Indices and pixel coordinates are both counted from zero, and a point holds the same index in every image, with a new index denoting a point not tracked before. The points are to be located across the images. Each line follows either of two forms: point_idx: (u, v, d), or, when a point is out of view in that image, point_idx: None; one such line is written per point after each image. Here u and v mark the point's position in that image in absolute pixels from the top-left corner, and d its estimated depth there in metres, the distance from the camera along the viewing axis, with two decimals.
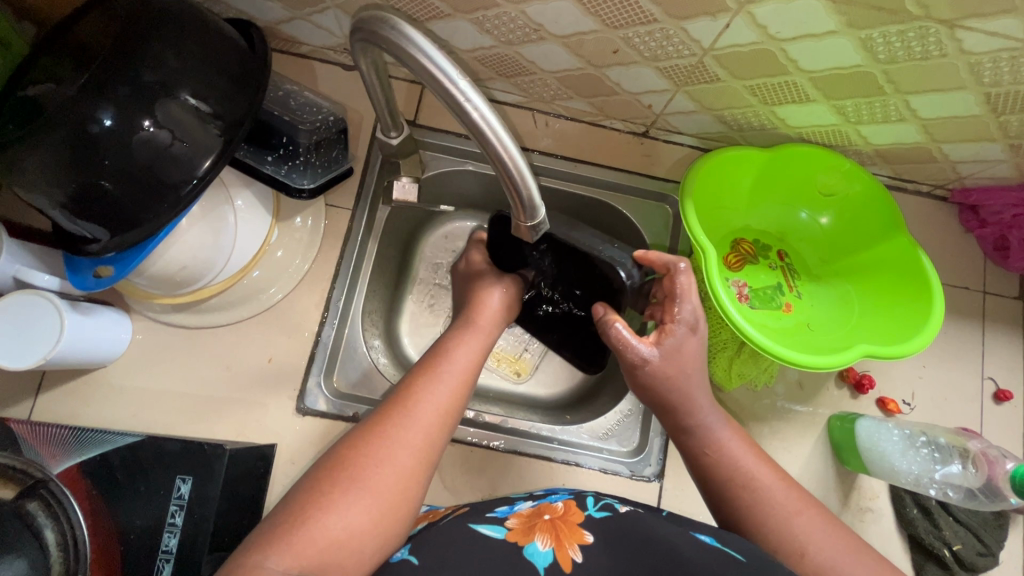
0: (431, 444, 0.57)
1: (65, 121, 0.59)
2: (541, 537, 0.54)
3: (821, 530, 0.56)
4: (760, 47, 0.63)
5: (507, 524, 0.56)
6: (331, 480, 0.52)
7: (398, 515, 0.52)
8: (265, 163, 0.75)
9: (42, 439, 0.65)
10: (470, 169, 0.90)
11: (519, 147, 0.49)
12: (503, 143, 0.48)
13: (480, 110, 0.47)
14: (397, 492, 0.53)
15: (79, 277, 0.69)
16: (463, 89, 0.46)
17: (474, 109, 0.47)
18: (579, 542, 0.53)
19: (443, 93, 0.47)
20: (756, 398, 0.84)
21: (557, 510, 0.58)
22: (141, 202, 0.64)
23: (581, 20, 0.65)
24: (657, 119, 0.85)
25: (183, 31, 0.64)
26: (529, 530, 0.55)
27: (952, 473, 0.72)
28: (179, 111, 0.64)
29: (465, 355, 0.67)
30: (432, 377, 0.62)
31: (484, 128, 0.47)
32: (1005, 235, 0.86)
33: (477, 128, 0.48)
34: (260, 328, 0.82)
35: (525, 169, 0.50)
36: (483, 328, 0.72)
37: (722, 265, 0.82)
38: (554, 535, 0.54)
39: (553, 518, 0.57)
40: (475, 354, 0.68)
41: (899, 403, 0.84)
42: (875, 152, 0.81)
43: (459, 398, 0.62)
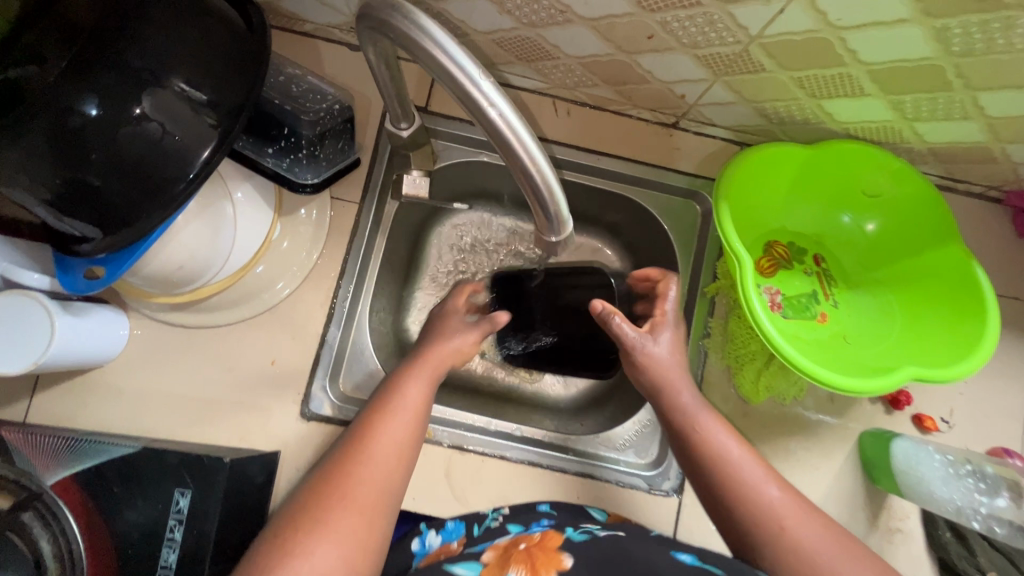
0: (390, 479, 0.55)
1: (47, 112, 0.54)
2: (516, 569, 0.50)
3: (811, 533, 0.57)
4: (817, 35, 0.56)
5: (483, 560, 0.53)
6: (288, 534, 0.48)
7: (365, 559, 0.50)
8: (266, 155, 0.70)
9: (37, 449, 0.62)
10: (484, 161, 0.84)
11: (549, 160, 0.43)
12: (531, 157, 0.42)
13: (505, 116, 0.41)
14: (359, 536, 0.50)
15: (70, 278, 0.64)
16: (486, 92, 0.40)
17: (498, 114, 0.40)
18: (556, 564, 0.51)
19: (462, 95, 0.41)
20: (784, 412, 0.80)
21: (534, 538, 0.57)
22: (132, 198, 0.59)
23: (614, 1, 0.58)
24: (689, 110, 0.78)
25: (172, 12, 0.59)
26: (504, 563, 0.51)
27: (999, 506, 0.68)
28: (172, 101, 0.58)
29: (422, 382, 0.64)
30: (386, 410, 0.60)
31: (509, 136, 0.41)
32: None
33: (500, 137, 0.41)
34: (263, 329, 0.78)
35: (555, 184, 0.44)
36: (441, 352, 0.69)
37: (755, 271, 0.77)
38: (529, 565, 0.51)
39: (528, 548, 0.54)
40: (432, 380, 0.65)
41: (937, 421, 0.79)
42: (929, 151, 0.74)
43: (418, 428, 0.60)
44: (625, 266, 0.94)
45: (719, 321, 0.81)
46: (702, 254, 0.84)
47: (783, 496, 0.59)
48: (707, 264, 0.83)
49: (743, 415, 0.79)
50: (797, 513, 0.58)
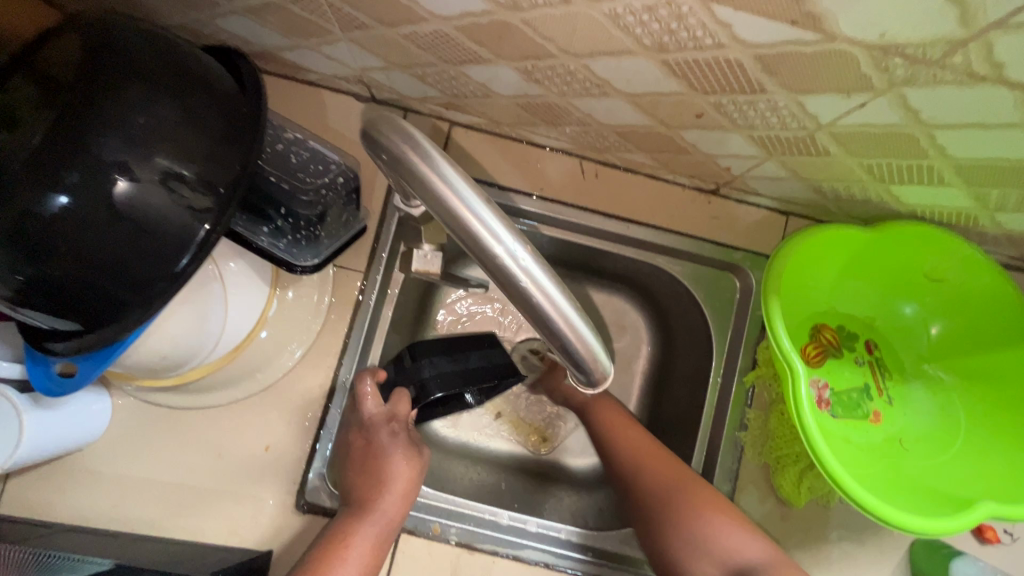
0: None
1: (8, 202, 0.47)
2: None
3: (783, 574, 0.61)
4: (900, 129, 0.48)
5: None
6: None
7: None
8: (260, 235, 0.61)
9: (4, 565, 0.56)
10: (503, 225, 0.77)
11: (584, 313, 0.34)
12: (560, 310, 0.33)
13: (537, 279, 0.33)
14: None
15: (40, 372, 0.58)
16: (513, 253, 0.32)
17: (528, 277, 0.32)
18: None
19: (483, 254, 0.33)
20: (827, 516, 0.72)
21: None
22: (106, 295, 0.52)
23: (661, 81, 0.50)
24: (734, 180, 0.70)
25: (160, 88, 0.51)
26: None
27: None
28: (150, 184, 0.50)
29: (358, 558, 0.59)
30: None
31: (541, 301, 0.33)
32: None
33: (528, 302, 0.33)
34: (257, 410, 0.71)
35: (594, 341, 0.35)
36: (381, 511, 0.62)
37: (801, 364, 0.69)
38: None
39: None
40: (373, 544, 0.61)
41: (999, 531, 0.71)
42: (1005, 236, 0.66)
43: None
44: (652, 335, 0.87)
45: (758, 413, 0.73)
46: (740, 334, 0.76)
47: None
48: (746, 346, 0.75)
49: (782, 519, 0.72)
50: None
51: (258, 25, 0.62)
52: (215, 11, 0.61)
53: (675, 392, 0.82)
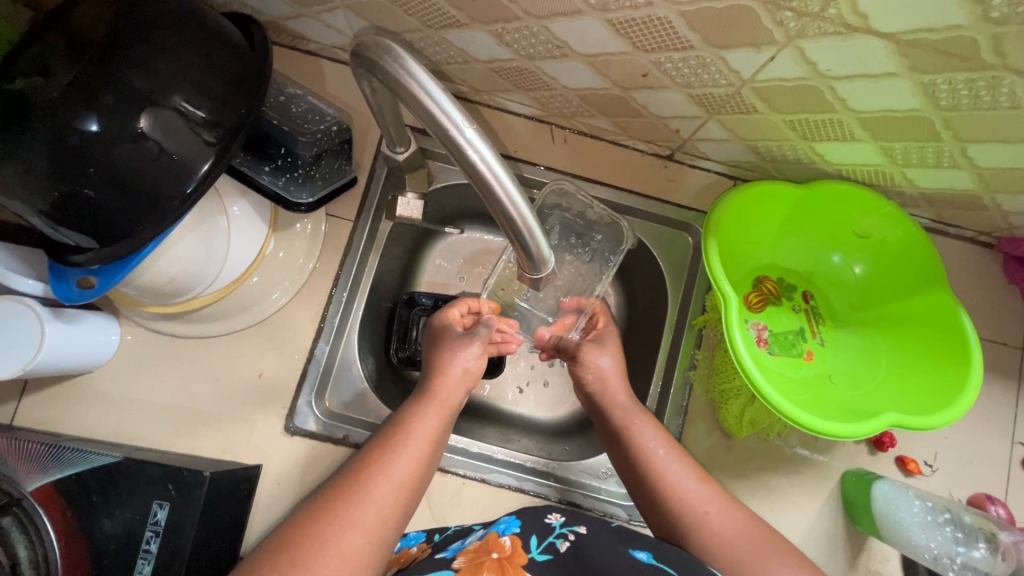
0: (391, 518, 0.55)
1: (49, 125, 0.55)
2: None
3: (735, 518, 0.62)
4: (806, 82, 0.57)
5: (455, 566, 0.55)
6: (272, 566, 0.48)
7: None
8: (262, 173, 0.72)
9: (20, 455, 0.62)
10: None
11: (530, 204, 0.44)
12: (511, 199, 0.42)
13: (486, 160, 0.41)
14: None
15: (63, 287, 0.65)
16: (468, 136, 0.40)
17: (478, 155, 0.40)
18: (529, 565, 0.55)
19: (445, 139, 0.41)
20: (766, 448, 0.80)
21: (504, 543, 0.59)
22: (129, 214, 0.60)
23: (610, 41, 0.59)
24: (684, 144, 0.79)
25: (178, 34, 0.60)
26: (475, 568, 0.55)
27: (974, 557, 0.68)
28: (171, 119, 0.59)
29: (433, 418, 0.63)
30: (389, 445, 0.59)
31: (488, 178, 0.41)
32: None
33: (480, 178, 0.41)
34: (252, 342, 0.79)
35: (536, 228, 0.45)
36: (449, 383, 0.67)
37: (743, 307, 0.77)
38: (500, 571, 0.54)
39: (500, 556, 0.56)
40: (444, 414, 0.65)
41: (920, 464, 0.79)
42: (919, 195, 0.75)
43: (424, 462, 0.60)
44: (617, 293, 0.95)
45: (706, 354, 0.82)
46: (692, 286, 0.85)
47: (717, 508, 0.62)
48: (696, 295, 0.84)
49: (725, 450, 0.80)
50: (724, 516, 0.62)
51: None
52: None
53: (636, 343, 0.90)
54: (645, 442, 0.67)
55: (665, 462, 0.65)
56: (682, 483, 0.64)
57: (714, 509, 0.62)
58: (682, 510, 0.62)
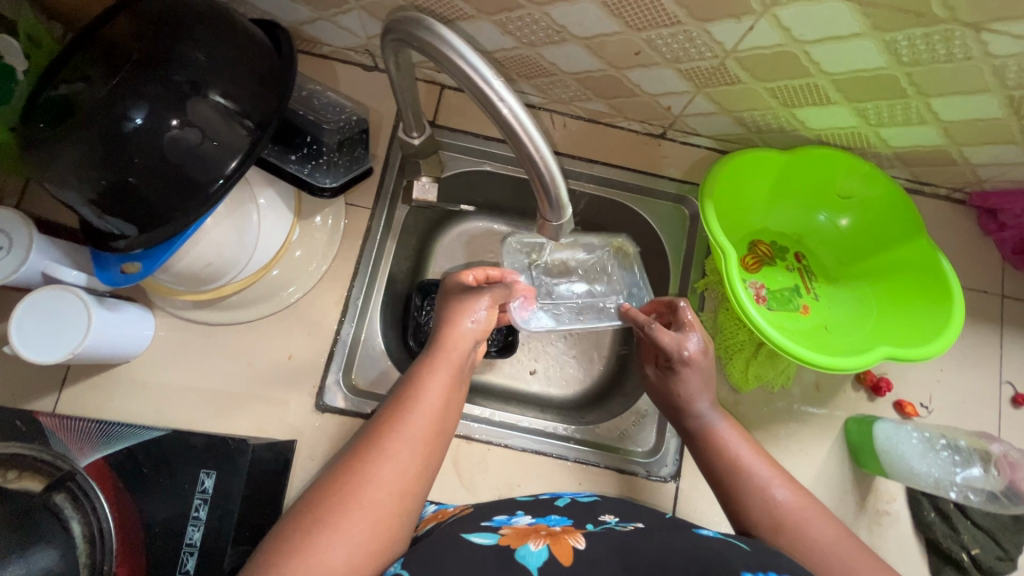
0: (415, 476, 0.56)
1: (98, 120, 0.60)
2: (535, 540, 0.54)
3: (827, 529, 0.58)
4: (784, 49, 0.63)
5: (501, 532, 0.57)
6: (295, 529, 0.50)
7: (382, 550, 0.52)
8: (289, 162, 0.78)
9: (72, 432, 0.66)
10: (488, 170, 0.91)
11: (552, 149, 0.49)
12: (536, 145, 0.48)
13: (512, 110, 0.46)
14: (374, 533, 0.52)
15: (107, 274, 0.70)
16: (497, 88, 0.46)
17: (507, 105, 0.46)
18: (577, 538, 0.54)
19: (476, 93, 0.46)
20: (773, 401, 0.84)
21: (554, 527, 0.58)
22: (171, 201, 0.65)
23: (605, 22, 0.66)
24: (675, 121, 0.85)
25: (212, 35, 0.65)
26: (523, 537, 0.55)
27: (973, 476, 0.72)
28: (208, 111, 0.64)
29: (447, 377, 0.64)
30: (404, 404, 0.60)
31: (516, 126, 0.47)
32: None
33: (508, 127, 0.47)
34: (281, 326, 0.83)
35: (557, 171, 0.50)
36: (457, 340, 0.68)
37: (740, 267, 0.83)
38: (551, 539, 0.54)
39: (548, 531, 0.57)
40: (455, 371, 0.65)
41: (916, 406, 0.84)
42: (894, 155, 0.81)
43: (441, 418, 0.61)
44: None
45: (709, 315, 0.87)
46: (692, 253, 0.90)
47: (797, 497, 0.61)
48: (696, 262, 0.90)
49: (734, 404, 0.84)
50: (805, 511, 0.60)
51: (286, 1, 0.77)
52: None
53: None
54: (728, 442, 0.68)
55: (747, 461, 0.65)
56: (773, 487, 0.62)
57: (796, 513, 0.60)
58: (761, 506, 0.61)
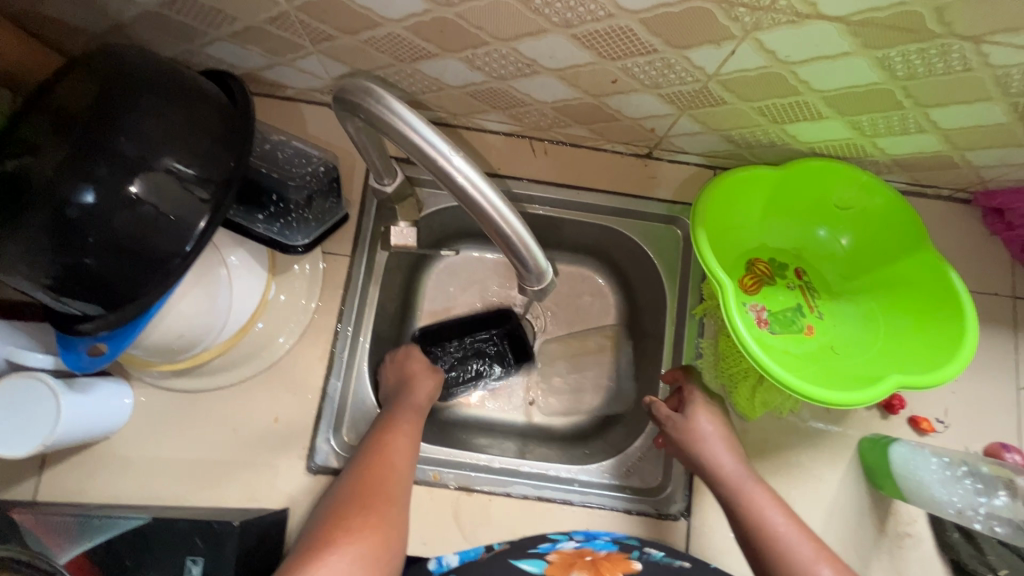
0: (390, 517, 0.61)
1: (45, 201, 0.56)
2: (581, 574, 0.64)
3: None
4: (769, 70, 0.59)
5: (548, 559, 0.67)
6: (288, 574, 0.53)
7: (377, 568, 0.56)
8: (256, 222, 0.74)
9: (48, 528, 0.63)
10: None
11: (520, 217, 0.46)
12: (501, 213, 0.45)
13: (474, 183, 0.44)
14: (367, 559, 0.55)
15: (73, 356, 0.67)
16: (451, 159, 0.43)
17: (463, 176, 0.43)
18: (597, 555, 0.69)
19: (434, 168, 0.44)
20: (782, 426, 0.81)
21: (599, 554, 0.68)
22: (131, 278, 0.62)
23: (576, 54, 0.62)
24: (661, 141, 0.81)
25: (161, 98, 0.61)
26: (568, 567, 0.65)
27: (998, 506, 0.69)
28: (162, 180, 0.60)
29: (408, 431, 0.71)
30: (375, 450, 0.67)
31: (477, 199, 0.44)
32: None
33: (471, 201, 0.45)
34: (265, 386, 0.80)
35: (530, 241, 0.47)
36: (413, 397, 0.77)
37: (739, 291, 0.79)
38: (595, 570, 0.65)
39: (592, 559, 0.67)
40: (415, 419, 0.73)
41: (932, 422, 0.81)
42: (892, 162, 0.77)
43: (408, 459, 0.67)
44: (615, 293, 0.96)
45: (709, 340, 0.83)
46: (688, 276, 0.86)
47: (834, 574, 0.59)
48: (693, 285, 0.86)
49: (742, 432, 0.81)
50: None
51: (241, 48, 0.73)
52: (203, 40, 0.72)
53: (641, 339, 0.91)
54: (765, 519, 0.64)
55: (787, 538, 0.62)
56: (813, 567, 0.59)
57: None
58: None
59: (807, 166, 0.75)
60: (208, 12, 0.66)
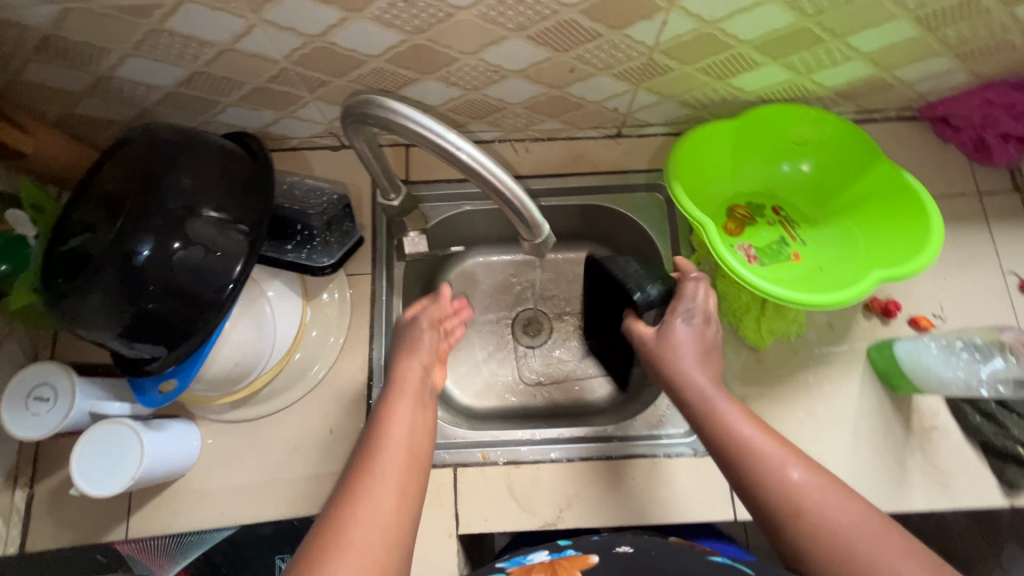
0: (406, 482, 0.59)
1: (112, 260, 0.65)
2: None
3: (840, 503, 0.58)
4: (700, 31, 0.70)
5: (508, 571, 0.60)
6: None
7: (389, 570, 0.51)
8: (286, 252, 0.83)
9: (152, 553, 0.79)
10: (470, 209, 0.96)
11: (510, 175, 0.55)
12: (493, 173, 0.54)
13: (471, 154, 0.54)
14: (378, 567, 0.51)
15: (147, 397, 0.75)
16: (452, 139, 0.53)
17: (464, 152, 0.53)
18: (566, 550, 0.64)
19: (435, 147, 0.54)
20: (794, 350, 0.87)
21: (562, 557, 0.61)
22: (190, 315, 0.71)
23: (535, 52, 0.72)
24: (626, 118, 0.91)
25: (193, 158, 0.72)
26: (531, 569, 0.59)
27: (997, 368, 0.73)
28: (205, 226, 0.70)
29: (407, 409, 0.67)
30: (376, 439, 0.63)
31: (475, 165, 0.54)
32: (981, 137, 0.89)
33: (472, 170, 0.54)
34: (316, 403, 0.87)
35: (522, 194, 0.56)
36: (409, 371, 0.72)
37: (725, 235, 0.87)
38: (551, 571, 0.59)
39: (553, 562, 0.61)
40: (411, 402, 0.69)
41: (930, 318, 0.86)
42: (835, 94, 0.85)
43: (413, 443, 0.63)
44: None
45: (709, 286, 0.90)
46: (678, 233, 0.94)
47: (806, 473, 0.60)
48: (683, 240, 0.94)
49: (758, 363, 0.86)
50: (820, 493, 0.58)
51: (249, 109, 0.84)
52: (217, 109, 0.83)
53: None
54: (735, 427, 0.65)
55: (760, 445, 0.63)
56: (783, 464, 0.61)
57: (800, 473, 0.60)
58: (796, 519, 0.58)
59: (760, 112, 0.84)
60: (219, 82, 0.77)
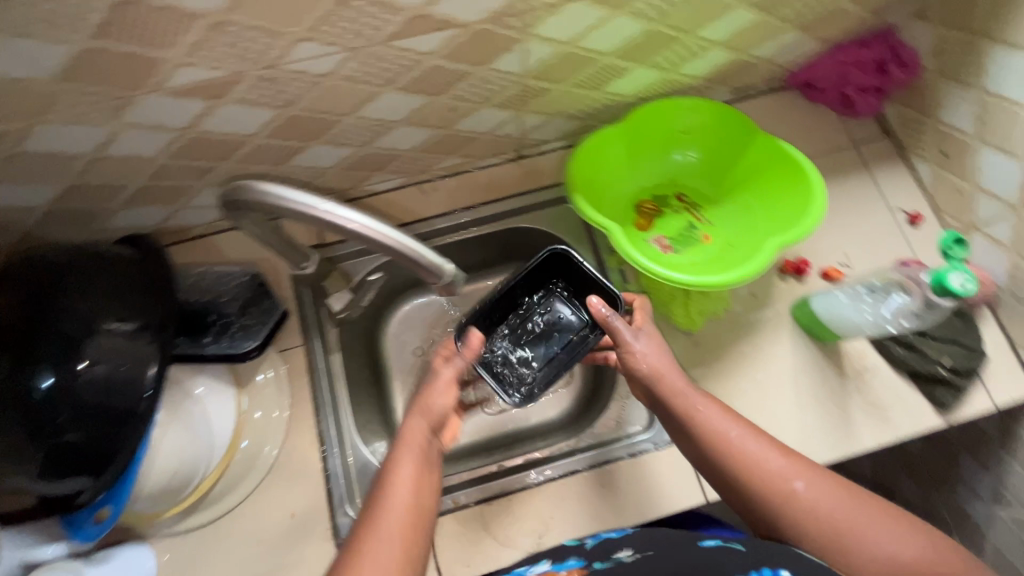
0: (416, 517, 0.64)
1: (10, 400, 0.62)
2: None
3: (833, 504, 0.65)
4: (559, 50, 0.73)
5: None
6: None
7: None
8: (206, 344, 0.81)
9: None
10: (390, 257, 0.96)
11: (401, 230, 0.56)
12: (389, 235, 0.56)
13: (361, 223, 0.55)
14: None
15: (83, 530, 0.72)
16: (333, 209, 0.53)
17: (353, 222, 0.54)
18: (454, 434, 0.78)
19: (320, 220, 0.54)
20: (724, 325, 0.90)
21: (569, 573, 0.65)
22: (110, 436, 0.67)
23: (410, 99, 0.74)
24: (522, 140, 0.93)
25: (80, 276, 0.69)
26: None
27: (900, 303, 0.78)
28: (107, 341, 0.66)
29: (419, 452, 0.69)
30: (385, 478, 0.67)
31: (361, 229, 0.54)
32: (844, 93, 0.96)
33: (365, 236, 0.55)
34: (271, 491, 0.83)
35: (417, 244, 0.57)
36: (415, 425, 0.72)
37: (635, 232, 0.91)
38: None
39: None
40: (422, 445, 0.70)
41: (838, 267, 0.92)
42: (705, 80, 0.91)
43: (422, 482, 0.67)
44: None
45: (634, 282, 0.93)
46: (596, 238, 0.97)
47: (809, 486, 0.66)
48: (601, 243, 0.97)
49: (695, 344, 0.89)
50: (823, 497, 0.65)
51: (139, 209, 0.81)
52: (103, 217, 0.80)
53: None
54: (695, 412, 0.72)
55: (719, 428, 0.70)
56: (789, 485, 0.66)
57: (803, 485, 0.66)
58: (781, 505, 0.65)
59: (649, 111, 0.88)
60: (98, 189, 0.75)
